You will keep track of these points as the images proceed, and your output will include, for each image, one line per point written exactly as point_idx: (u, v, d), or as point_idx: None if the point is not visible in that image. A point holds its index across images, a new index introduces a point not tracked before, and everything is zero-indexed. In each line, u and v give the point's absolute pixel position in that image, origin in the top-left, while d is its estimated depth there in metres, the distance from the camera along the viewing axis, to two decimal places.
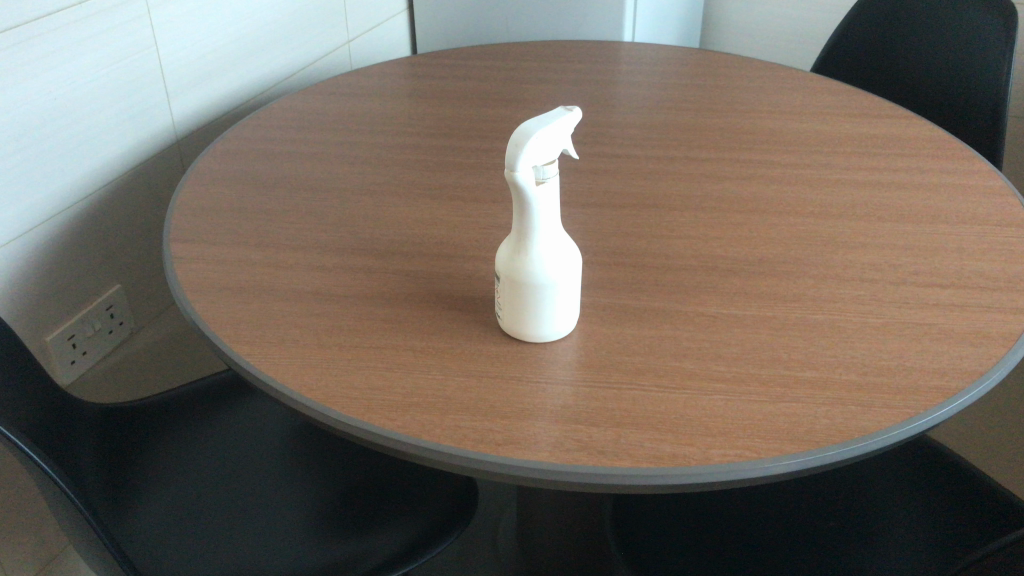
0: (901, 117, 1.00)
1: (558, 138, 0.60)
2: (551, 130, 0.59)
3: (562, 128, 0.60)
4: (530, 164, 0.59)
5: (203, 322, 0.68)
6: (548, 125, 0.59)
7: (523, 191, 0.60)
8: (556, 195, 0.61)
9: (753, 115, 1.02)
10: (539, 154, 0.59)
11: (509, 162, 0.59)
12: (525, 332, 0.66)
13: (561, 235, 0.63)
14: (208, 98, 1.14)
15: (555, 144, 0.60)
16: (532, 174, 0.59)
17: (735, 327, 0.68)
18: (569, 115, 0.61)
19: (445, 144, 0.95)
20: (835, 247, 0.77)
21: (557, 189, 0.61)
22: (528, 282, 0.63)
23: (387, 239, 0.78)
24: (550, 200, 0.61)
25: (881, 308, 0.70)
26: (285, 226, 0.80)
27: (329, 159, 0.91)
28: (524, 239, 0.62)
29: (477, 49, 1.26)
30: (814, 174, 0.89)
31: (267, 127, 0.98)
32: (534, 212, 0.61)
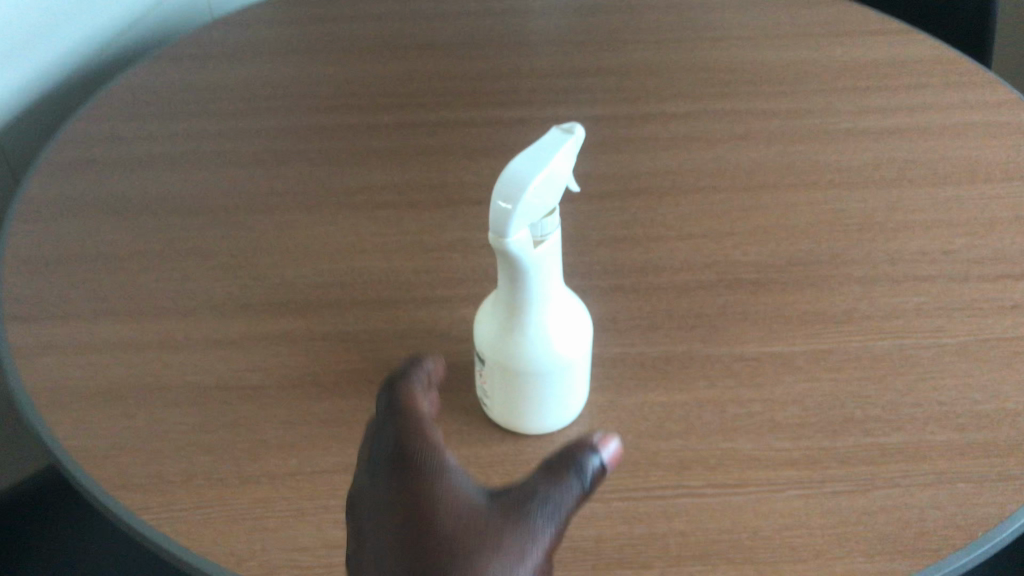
0: (895, 32, 0.84)
1: (561, 176, 0.42)
2: (553, 166, 0.41)
3: (566, 160, 0.42)
4: (526, 218, 0.41)
5: (74, 461, 0.49)
6: (547, 158, 0.41)
7: (513, 255, 0.42)
8: (557, 250, 0.44)
9: (723, 42, 0.84)
10: (536, 204, 0.41)
11: (495, 217, 0.41)
12: (527, 427, 0.49)
13: (563, 295, 0.46)
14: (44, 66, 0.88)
15: (558, 183, 0.42)
16: (527, 230, 0.42)
17: (786, 376, 0.53)
18: (573, 135, 0.43)
19: (356, 117, 0.74)
20: (873, 233, 0.62)
21: (558, 240, 0.44)
22: (527, 370, 0.46)
23: (306, 282, 0.59)
24: (550, 259, 0.44)
25: (954, 321, 0.55)
26: (163, 278, 0.59)
27: (207, 158, 0.69)
28: (517, 313, 0.45)
29: None
30: (820, 125, 0.72)
31: (115, 116, 0.74)
32: (532, 278, 0.44)
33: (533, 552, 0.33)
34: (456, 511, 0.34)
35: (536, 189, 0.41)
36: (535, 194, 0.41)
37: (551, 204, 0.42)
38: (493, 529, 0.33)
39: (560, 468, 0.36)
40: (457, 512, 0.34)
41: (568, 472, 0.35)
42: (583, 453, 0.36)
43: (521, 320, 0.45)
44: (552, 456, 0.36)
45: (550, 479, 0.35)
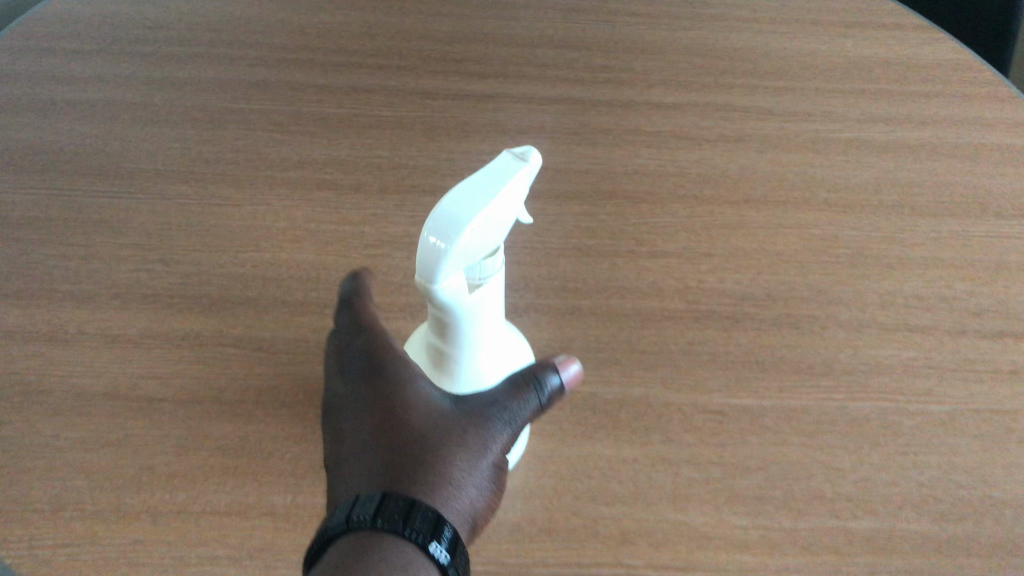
0: (913, 31, 0.77)
1: (507, 214, 0.35)
2: (500, 201, 0.34)
3: (516, 194, 0.35)
4: (460, 260, 0.34)
5: None
6: (494, 191, 0.34)
7: (440, 298, 0.36)
8: (492, 293, 0.38)
9: (725, 27, 0.76)
10: (476, 246, 0.34)
11: (422, 255, 0.34)
12: None
13: (500, 331, 0.41)
14: None
15: (503, 221, 0.35)
16: (458, 272, 0.35)
17: (752, 436, 0.47)
18: (527, 163, 0.36)
19: (309, 80, 0.66)
20: (865, 269, 0.56)
21: (496, 282, 0.38)
22: None
23: (225, 273, 0.52)
24: (484, 304, 0.38)
25: (946, 384, 0.49)
26: (62, 253, 0.52)
27: (136, 116, 0.62)
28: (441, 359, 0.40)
29: None
30: (819, 134, 0.65)
31: (43, 54, 0.67)
32: (461, 323, 0.38)
33: (491, 446, 0.35)
34: (421, 403, 0.36)
35: (478, 230, 0.33)
36: (475, 235, 0.33)
37: (491, 245, 0.35)
38: (460, 426, 0.35)
39: (521, 380, 0.36)
40: (423, 406, 0.36)
41: (527, 384, 0.36)
42: (543, 370, 0.36)
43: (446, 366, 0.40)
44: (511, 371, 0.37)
45: (511, 387, 0.36)
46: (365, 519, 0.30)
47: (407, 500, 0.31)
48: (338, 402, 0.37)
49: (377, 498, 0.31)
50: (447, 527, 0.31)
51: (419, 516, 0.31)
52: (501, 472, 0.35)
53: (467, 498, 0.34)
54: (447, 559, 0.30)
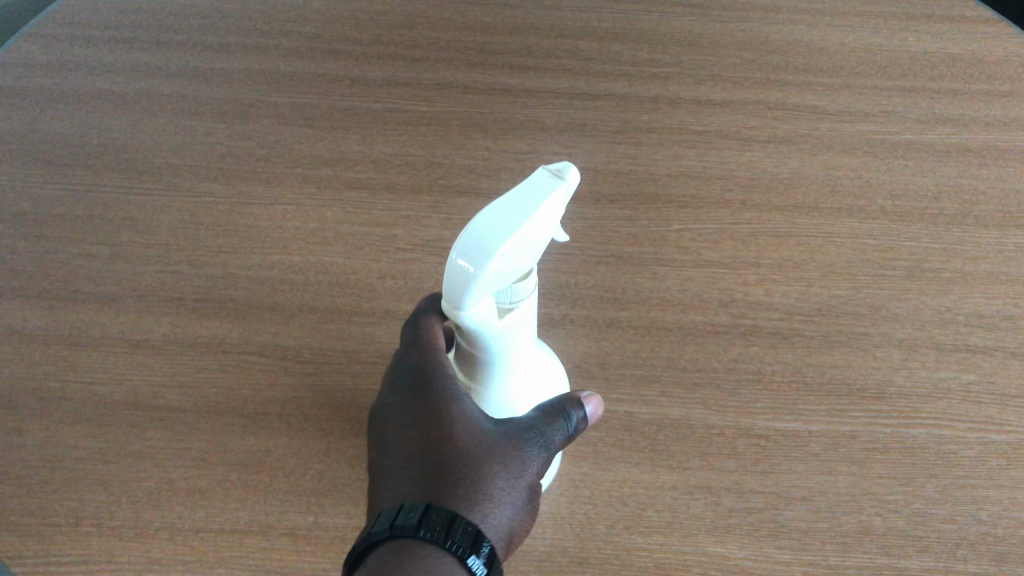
0: (978, 23, 0.73)
1: (540, 233, 0.32)
2: (533, 220, 0.31)
3: (550, 213, 0.33)
4: (489, 284, 0.32)
5: None
6: (528, 210, 0.31)
7: (466, 321, 0.34)
8: (523, 315, 0.36)
9: (777, 20, 0.73)
10: (506, 268, 0.32)
11: (448, 278, 0.32)
12: None
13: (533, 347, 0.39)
14: None
15: (535, 241, 0.32)
16: (486, 295, 0.33)
17: (797, 463, 0.44)
18: (563, 182, 0.33)
19: (344, 73, 0.65)
20: (922, 283, 0.52)
21: (527, 304, 0.36)
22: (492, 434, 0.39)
23: (252, 276, 0.50)
24: (514, 326, 0.36)
25: (1009, 412, 0.46)
26: (88, 252, 0.51)
27: (168, 110, 0.61)
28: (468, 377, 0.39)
29: None
30: (876, 135, 0.62)
31: (79, 42, 0.66)
32: (488, 344, 0.36)
33: (532, 467, 0.34)
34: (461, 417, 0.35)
35: (509, 252, 0.31)
36: (505, 258, 0.31)
37: (522, 267, 0.33)
38: (503, 443, 0.34)
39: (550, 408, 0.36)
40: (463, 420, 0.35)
41: (557, 413, 0.36)
42: (571, 403, 0.36)
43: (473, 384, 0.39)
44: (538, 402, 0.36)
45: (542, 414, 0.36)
46: (409, 527, 0.29)
47: (449, 512, 0.30)
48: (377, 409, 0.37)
49: (420, 508, 0.30)
50: (485, 543, 0.30)
51: (460, 529, 0.30)
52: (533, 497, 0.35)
53: (503, 516, 0.33)
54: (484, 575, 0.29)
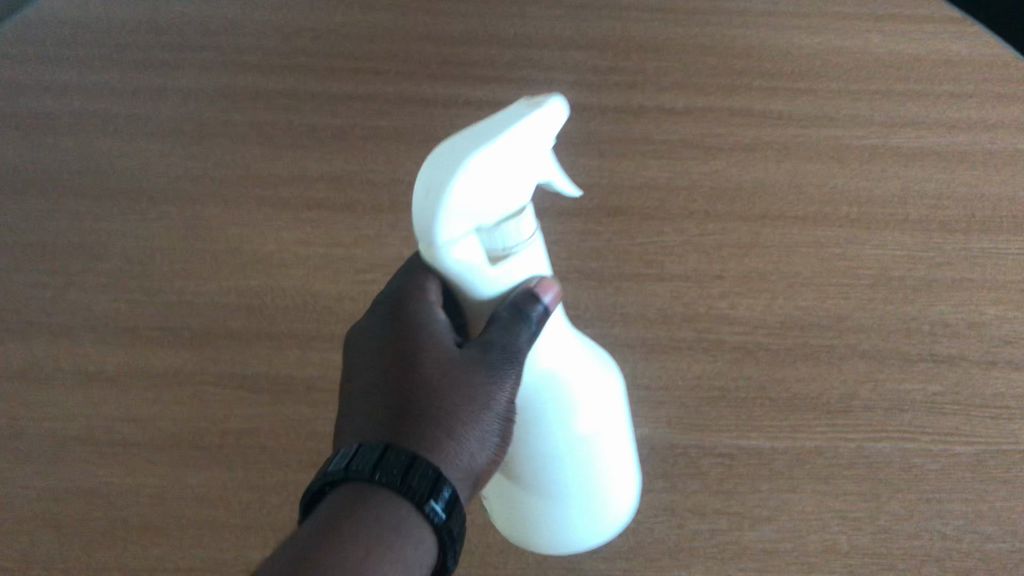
0: (944, 21, 0.73)
1: (525, 163, 0.28)
2: (511, 145, 0.28)
3: (536, 139, 0.29)
4: (460, 214, 0.28)
5: None
6: (505, 128, 0.28)
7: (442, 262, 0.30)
8: (520, 264, 0.32)
9: (742, 23, 0.73)
10: (479, 198, 0.28)
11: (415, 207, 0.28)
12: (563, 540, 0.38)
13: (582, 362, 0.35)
14: None
15: (522, 171, 0.29)
16: (463, 229, 0.29)
17: (761, 483, 0.44)
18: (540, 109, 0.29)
19: (304, 87, 0.64)
20: (887, 292, 0.52)
21: (527, 250, 0.32)
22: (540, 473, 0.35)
23: (208, 302, 0.50)
24: (507, 277, 0.31)
25: (974, 423, 0.46)
26: (40, 282, 0.50)
27: (124, 131, 0.60)
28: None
29: None
30: (841, 140, 0.62)
31: (34, 62, 0.65)
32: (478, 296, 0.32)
33: (503, 393, 0.31)
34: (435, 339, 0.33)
35: (478, 176, 0.27)
36: (476, 182, 0.27)
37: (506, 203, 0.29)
38: (471, 369, 0.31)
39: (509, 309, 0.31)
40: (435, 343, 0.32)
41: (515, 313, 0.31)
42: (527, 297, 0.31)
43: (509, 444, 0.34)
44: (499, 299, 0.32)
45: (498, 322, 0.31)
46: (364, 470, 0.28)
47: (410, 451, 0.29)
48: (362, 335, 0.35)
49: (377, 451, 0.29)
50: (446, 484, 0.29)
51: (419, 473, 0.28)
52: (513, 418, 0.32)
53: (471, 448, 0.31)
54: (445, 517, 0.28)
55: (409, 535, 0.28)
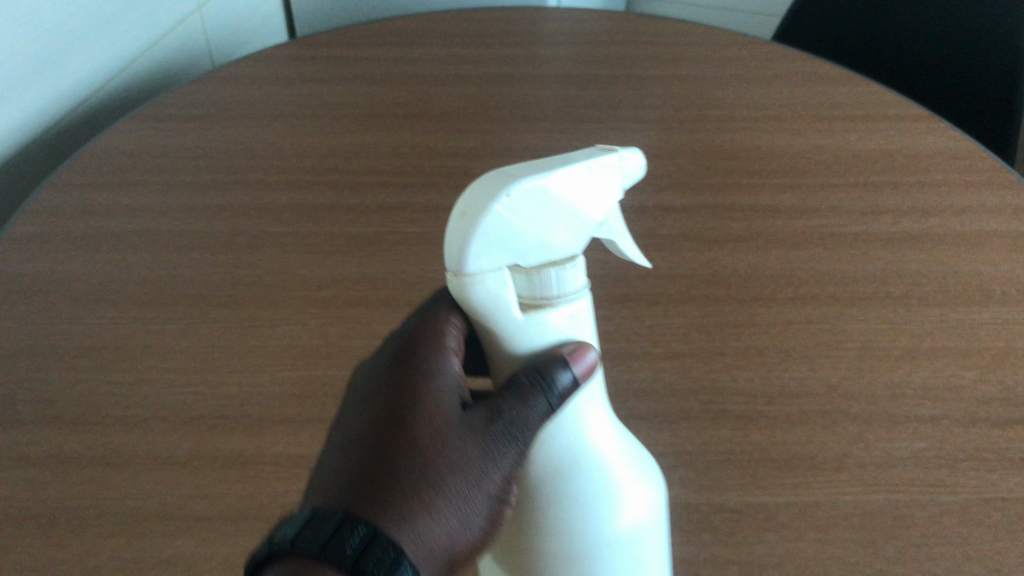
0: (913, 119, 0.81)
1: (569, 206, 0.34)
2: (551, 180, 0.33)
3: (580, 189, 0.34)
4: (496, 240, 0.33)
5: None
6: (552, 168, 0.33)
7: (478, 294, 0.34)
8: (558, 319, 0.35)
9: (730, 128, 0.81)
10: (517, 226, 0.32)
11: (453, 228, 0.33)
12: None
13: (628, 460, 0.37)
14: (24, 116, 0.80)
15: (564, 214, 0.34)
16: (501, 260, 0.33)
17: (767, 533, 0.48)
18: (584, 159, 0.34)
19: (340, 198, 0.72)
20: (874, 361, 0.58)
21: (571, 306, 0.35)
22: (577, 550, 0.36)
23: (264, 391, 0.55)
24: (544, 326, 0.35)
25: (957, 474, 0.51)
26: (114, 378, 0.56)
27: (182, 242, 0.67)
28: (528, 517, 0.36)
29: (377, 37, 1.02)
30: (825, 228, 0.69)
31: (101, 183, 0.73)
32: (514, 344, 0.36)
33: (495, 473, 0.35)
34: (435, 415, 0.35)
35: (516, 198, 0.32)
36: (515, 207, 0.32)
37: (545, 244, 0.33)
38: (470, 443, 0.35)
39: (529, 383, 0.35)
40: (434, 419, 0.35)
41: (537, 388, 0.34)
42: (555, 365, 0.35)
43: (554, 539, 0.36)
44: (525, 371, 0.35)
45: (518, 393, 0.35)
46: (315, 545, 0.29)
47: (366, 534, 0.31)
48: (369, 379, 0.38)
49: (334, 524, 0.31)
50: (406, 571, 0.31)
51: (376, 554, 0.30)
52: (504, 499, 0.35)
53: (447, 531, 0.33)
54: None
55: None
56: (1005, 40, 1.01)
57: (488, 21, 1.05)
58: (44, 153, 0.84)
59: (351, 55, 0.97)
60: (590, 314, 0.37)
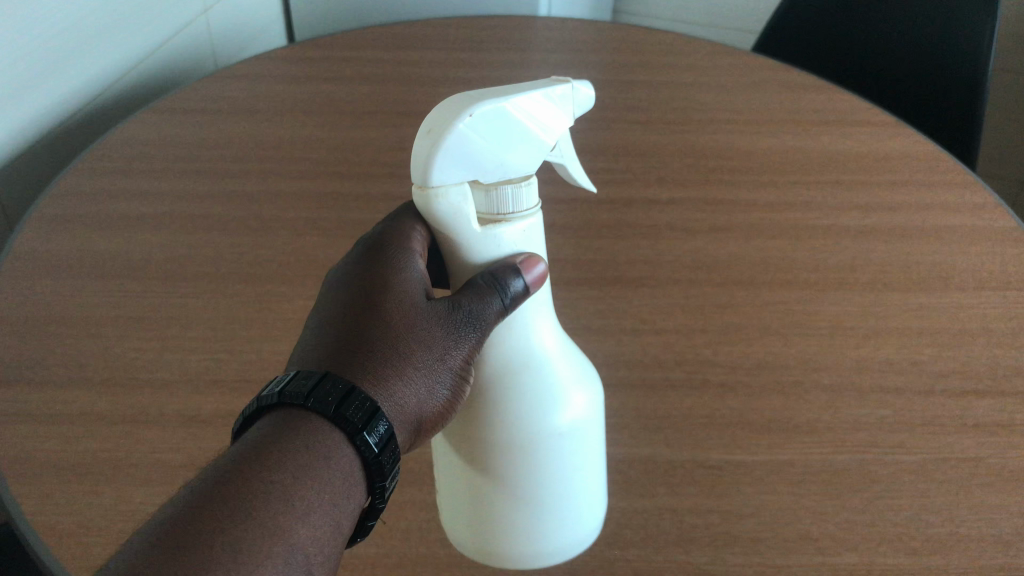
0: (882, 124, 0.87)
1: (527, 130, 0.38)
2: (510, 104, 0.37)
3: (536, 117, 0.38)
4: (458, 157, 0.37)
5: (29, 528, 0.47)
6: (511, 95, 0.37)
7: (441, 206, 0.38)
8: (513, 233, 0.40)
9: (713, 130, 0.88)
10: (478, 146, 0.36)
11: (421, 145, 0.37)
12: (514, 533, 0.43)
13: (576, 367, 0.42)
14: (43, 108, 0.84)
15: (522, 138, 0.37)
16: (462, 176, 0.37)
17: (744, 486, 0.53)
18: (540, 88, 0.38)
19: (350, 191, 0.78)
20: (843, 338, 0.63)
21: (525, 222, 0.40)
22: (528, 444, 0.40)
23: (279, 357, 0.59)
24: (501, 238, 0.40)
25: (916, 437, 0.55)
26: (140, 345, 0.60)
27: (203, 229, 0.72)
28: (481, 410, 0.40)
29: (381, 40, 1.08)
30: (799, 221, 0.74)
31: (130, 174, 0.79)
32: (473, 251, 0.40)
33: (455, 352, 0.40)
34: (406, 303, 0.40)
35: (478, 117, 0.36)
36: (477, 129, 0.36)
37: (504, 164, 0.37)
38: (430, 326, 0.40)
39: (486, 284, 0.39)
40: (402, 306, 0.40)
41: (491, 288, 0.39)
42: (509, 272, 0.39)
43: (507, 432, 0.40)
44: (481, 274, 0.40)
45: (475, 291, 0.39)
46: (300, 395, 0.35)
47: (348, 385, 0.36)
48: (342, 271, 0.43)
49: (315, 379, 0.36)
50: (381, 421, 0.36)
51: (354, 404, 0.36)
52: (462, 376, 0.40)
53: (415, 397, 0.39)
54: (374, 450, 0.36)
55: (338, 455, 0.35)
56: (968, 53, 1.09)
57: (484, 28, 1.12)
58: (59, 148, 0.88)
59: (355, 59, 1.02)
60: (541, 232, 0.41)
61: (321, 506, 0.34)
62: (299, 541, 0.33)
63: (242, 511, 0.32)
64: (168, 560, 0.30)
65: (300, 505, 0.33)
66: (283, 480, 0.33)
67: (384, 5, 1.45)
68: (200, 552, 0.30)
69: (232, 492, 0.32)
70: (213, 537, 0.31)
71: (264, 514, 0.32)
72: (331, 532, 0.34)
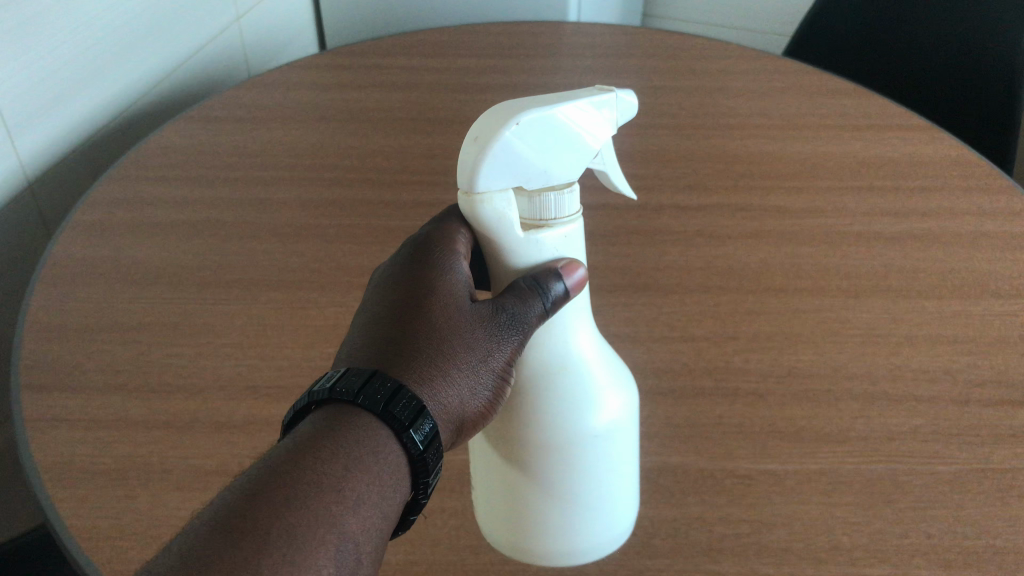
0: (915, 129, 0.86)
1: (572, 137, 0.38)
2: (556, 112, 0.37)
3: (581, 125, 0.38)
4: (505, 165, 0.37)
5: (65, 531, 0.48)
6: (556, 104, 0.38)
7: (486, 211, 0.38)
8: (553, 238, 0.40)
9: (744, 135, 0.87)
10: (525, 152, 0.36)
11: (468, 152, 0.37)
12: (546, 531, 0.43)
13: (612, 369, 0.42)
14: (79, 115, 0.86)
15: (567, 146, 0.38)
16: (508, 184, 0.37)
17: (776, 496, 0.52)
18: (584, 98, 0.39)
19: (381, 197, 0.78)
20: (875, 345, 0.62)
21: (566, 227, 0.40)
22: (562, 444, 0.40)
23: (311, 364, 0.60)
24: (542, 243, 0.40)
25: (951, 447, 0.54)
26: (175, 351, 0.61)
27: (236, 236, 0.73)
28: (519, 411, 0.40)
29: (413, 47, 1.08)
30: (831, 228, 0.74)
31: (163, 181, 0.80)
32: (515, 256, 0.40)
33: (497, 355, 0.40)
34: (450, 304, 0.40)
35: (525, 125, 0.36)
36: (524, 136, 0.36)
37: (550, 171, 0.37)
38: (473, 329, 0.40)
39: (528, 288, 0.39)
40: (447, 307, 0.40)
41: (533, 291, 0.39)
42: (550, 277, 0.39)
43: (541, 432, 0.40)
44: (522, 278, 0.40)
45: (518, 294, 0.39)
46: (351, 392, 0.36)
47: (396, 383, 0.36)
48: (387, 272, 0.44)
49: (365, 375, 0.36)
50: (427, 419, 0.36)
51: (404, 402, 0.36)
52: (504, 378, 0.40)
53: (459, 396, 0.39)
54: (420, 447, 0.36)
55: (386, 450, 0.35)
56: (1003, 61, 1.07)
57: (516, 33, 1.12)
58: (94, 155, 0.89)
59: (387, 65, 1.03)
60: (581, 236, 0.41)
61: (371, 498, 0.34)
62: (349, 532, 0.33)
63: (296, 501, 0.32)
64: (227, 544, 0.30)
65: (351, 497, 0.33)
66: (335, 471, 0.34)
67: (415, 12, 1.45)
68: (257, 539, 0.31)
69: (288, 482, 0.33)
70: (270, 522, 0.31)
71: (318, 504, 0.33)
72: (379, 524, 0.35)
